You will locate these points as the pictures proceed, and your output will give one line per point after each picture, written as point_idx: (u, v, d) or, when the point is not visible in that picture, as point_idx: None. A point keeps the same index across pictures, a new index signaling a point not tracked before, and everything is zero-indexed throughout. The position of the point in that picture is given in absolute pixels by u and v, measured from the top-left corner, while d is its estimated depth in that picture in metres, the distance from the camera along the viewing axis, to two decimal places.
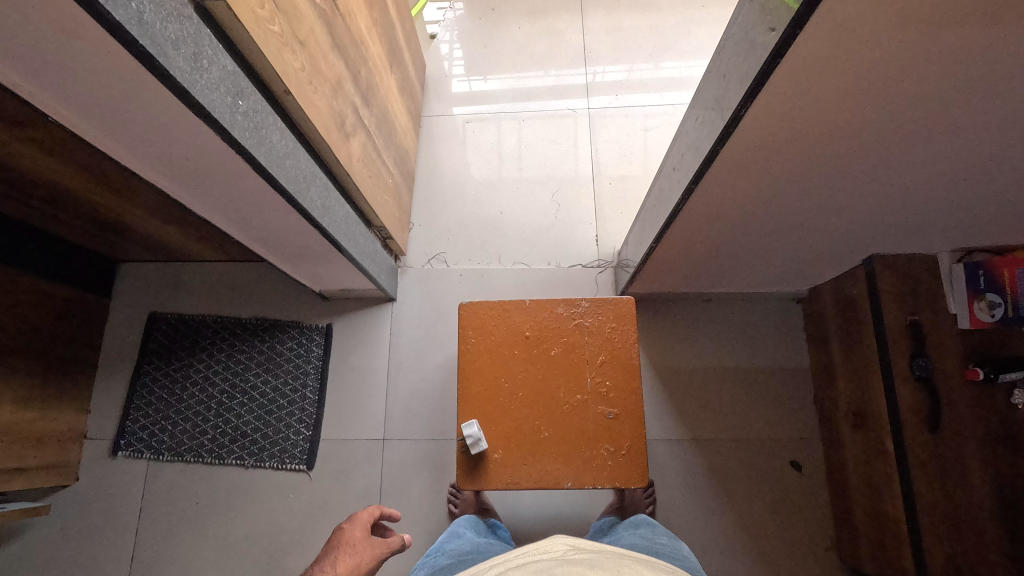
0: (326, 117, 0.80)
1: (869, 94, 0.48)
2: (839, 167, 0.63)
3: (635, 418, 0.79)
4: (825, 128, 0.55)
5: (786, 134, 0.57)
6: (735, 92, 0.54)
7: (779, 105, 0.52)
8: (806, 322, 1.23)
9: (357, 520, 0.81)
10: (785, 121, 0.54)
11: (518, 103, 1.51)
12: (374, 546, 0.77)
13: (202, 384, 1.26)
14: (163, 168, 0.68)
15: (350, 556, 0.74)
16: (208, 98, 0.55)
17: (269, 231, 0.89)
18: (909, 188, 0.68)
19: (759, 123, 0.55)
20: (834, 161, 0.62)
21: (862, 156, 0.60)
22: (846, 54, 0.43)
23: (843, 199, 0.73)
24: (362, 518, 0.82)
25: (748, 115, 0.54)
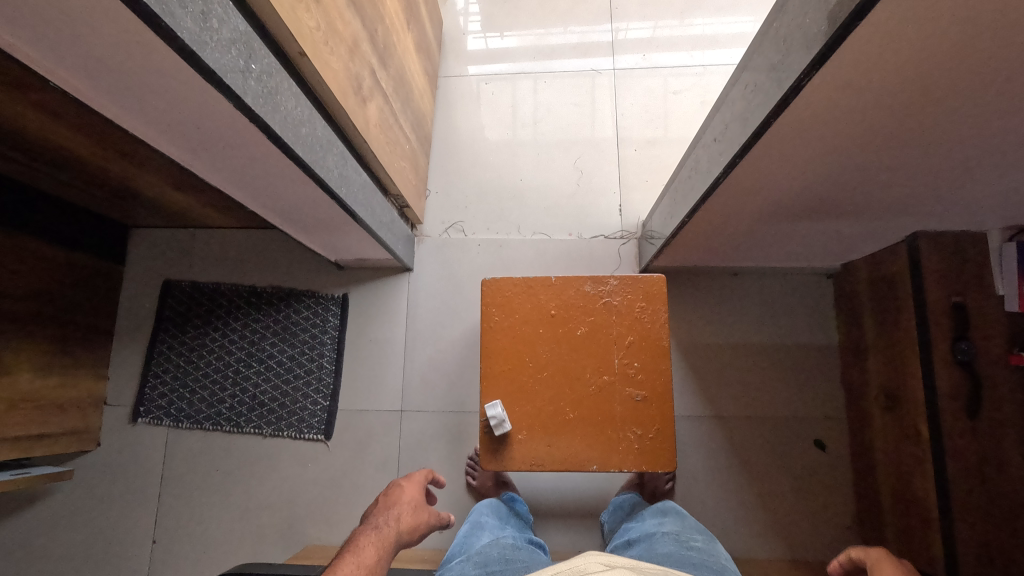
0: (342, 81, 0.75)
1: (957, 62, 0.42)
2: (904, 139, 0.58)
3: (663, 401, 0.77)
4: (898, 98, 0.50)
5: (851, 105, 0.52)
6: (800, 57, 0.48)
7: (850, 73, 0.47)
8: (835, 298, 1.18)
9: (415, 482, 0.86)
10: (853, 90, 0.49)
11: (538, 62, 1.43)
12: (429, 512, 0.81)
13: (219, 352, 1.25)
14: (172, 136, 0.64)
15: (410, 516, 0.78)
16: (220, 62, 0.50)
17: (284, 201, 0.86)
18: (977, 164, 0.63)
19: (823, 93, 0.50)
20: (898, 134, 0.57)
21: (933, 130, 0.55)
22: (941, 15, 0.38)
23: (900, 174, 0.68)
24: (420, 480, 0.86)
25: (812, 83, 0.48)
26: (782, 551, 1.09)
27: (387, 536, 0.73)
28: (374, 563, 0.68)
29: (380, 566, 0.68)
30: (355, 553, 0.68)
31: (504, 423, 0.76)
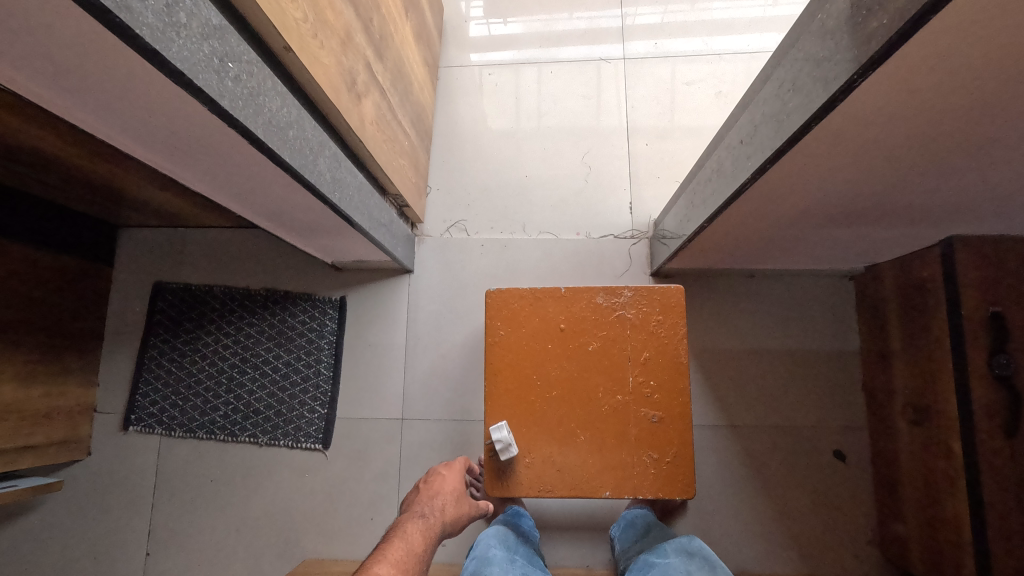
0: (334, 76, 0.69)
1: None
2: (961, 143, 0.52)
3: (681, 423, 0.71)
4: (964, 100, 0.43)
5: (906, 108, 0.45)
6: (852, 53, 0.42)
7: (911, 73, 0.40)
8: (857, 301, 1.12)
9: (452, 471, 0.90)
10: (912, 91, 0.43)
11: (544, 50, 1.36)
12: (467, 503, 0.85)
13: (212, 358, 1.20)
14: (147, 140, 0.58)
15: (451, 507, 0.82)
16: (191, 62, 0.44)
17: (275, 206, 0.80)
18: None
19: (875, 95, 0.44)
20: (954, 138, 0.50)
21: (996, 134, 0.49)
22: None
23: (947, 178, 0.61)
24: (457, 471, 0.91)
25: (865, 84, 0.42)
26: (799, 567, 1.04)
27: (431, 527, 0.77)
28: (422, 550, 0.73)
29: (427, 554, 0.73)
30: (404, 542, 0.73)
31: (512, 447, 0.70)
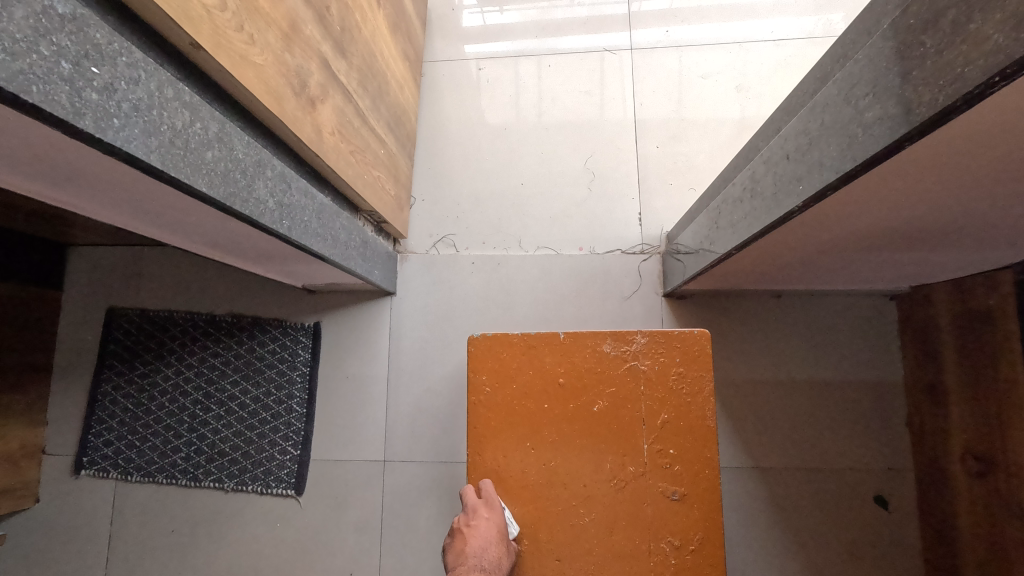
0: (273, 79, 0.55)
1: None
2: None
3: (709, 502, 0.58)
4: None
5: None
6: (987, 40, 0.28)
7: None
8: (900, 325, 0.98)
9: (488, 525, 0.56)
10: None
11: (543, 41, 1.22)
12: (512, 552, 0.57)
13: (172, 393, 1.08)
14: (15, 169, 0.44)
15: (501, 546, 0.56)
16: (15, 69, 0.31)
17: (216, 235, 0.67)
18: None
19: (1014, 105, 0.30)
20: None
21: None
22: None
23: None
24: (494, 530, 0.56)
25: (1005, 90, 0.28)
26: None
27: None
28: None
29: None
30: None
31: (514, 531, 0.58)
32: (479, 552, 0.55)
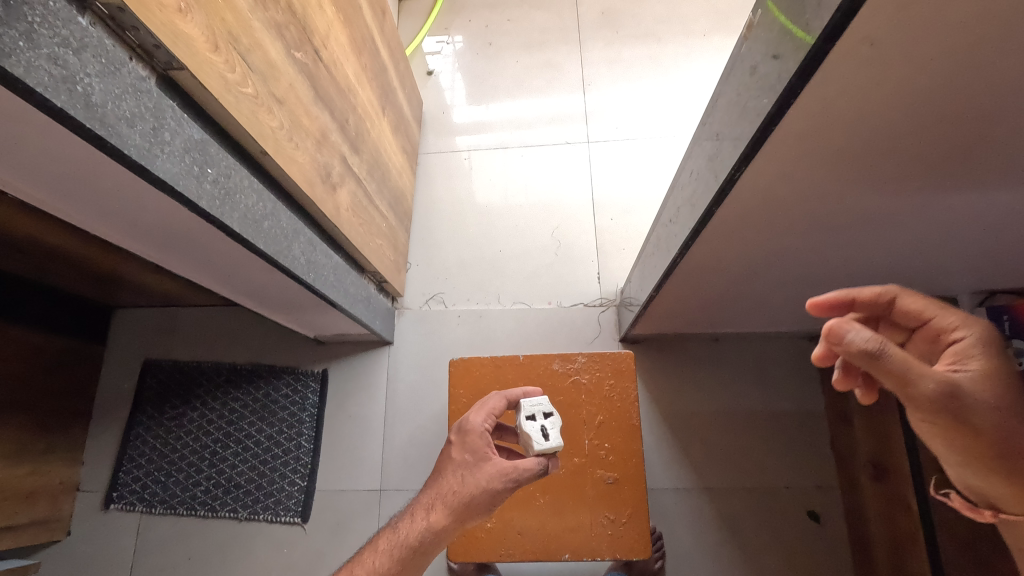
0: (309, 173, 0.78)
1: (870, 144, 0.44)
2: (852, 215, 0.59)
3: (637, 484, 0.75)
4: (827, 179, 0.51)
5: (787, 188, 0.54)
6: (732, 150, 0.51)
7: (777, 158, 0.48)
8: (818, 362, 1.17)
9: (450, 462, 0.66)
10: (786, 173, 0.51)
11: (518, 136, 1.48)
12: (467, 487, 0.62)
13: (197, 433, 1.24)
14: (137, 236, 0.65)
15: (461, 475, 0.64)
16: (171, 171, 0.52)
17: (256, 286, 0.87)
18: (935, 233, 0.64)
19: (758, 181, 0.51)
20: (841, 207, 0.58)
21: (877, 205, 0.56)
22: (840, 105, 0.40)
23: (859, 241, 0.68)
24: (450, 466, 0.66)
25: (744, 176, 0.52)
26: None
27: (414, 532, 0.61)
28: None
29: None
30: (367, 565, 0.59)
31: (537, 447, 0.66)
32: (434, 488, 0.65)
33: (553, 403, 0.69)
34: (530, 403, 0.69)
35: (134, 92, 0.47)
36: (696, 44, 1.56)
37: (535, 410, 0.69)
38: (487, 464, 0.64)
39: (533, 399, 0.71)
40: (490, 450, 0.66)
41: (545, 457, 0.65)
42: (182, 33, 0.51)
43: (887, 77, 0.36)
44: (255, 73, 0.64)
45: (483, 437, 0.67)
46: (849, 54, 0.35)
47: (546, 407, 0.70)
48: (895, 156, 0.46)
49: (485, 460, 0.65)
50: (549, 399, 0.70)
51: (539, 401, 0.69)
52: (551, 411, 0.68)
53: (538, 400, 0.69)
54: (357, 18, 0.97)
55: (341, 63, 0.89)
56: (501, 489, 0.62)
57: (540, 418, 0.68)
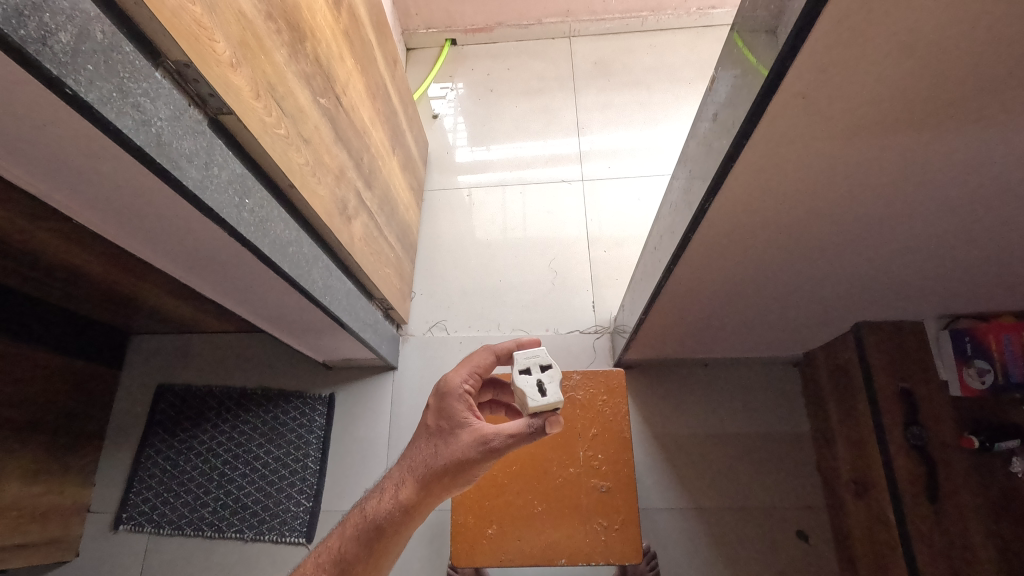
0: (329, 205, 0.86)
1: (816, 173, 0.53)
2: (814, 238, 0.67)
3: (627, 491, 0.83)
4: (786, 204, 0.59)
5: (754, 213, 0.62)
6: (701, 185, 0.61)
7: (741, 187, 0.57)
8: (802, 386, 1.24)
9: (425, 433, 0.71)
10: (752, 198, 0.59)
11: (516, 173, 1.58)
12: (438, 459, 0.67)
13: (207, 455, 1.28)
14: (176, 259, 0.73)
15: (432, 445, 0.69)
16: (217, 199, 0.60)
17: (275, 309, 0.94)
18: (891, 254, 0.71)
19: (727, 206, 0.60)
20: (803, 230, 0.66)
21: (834, 227, 0.64)
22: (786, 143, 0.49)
23: (825, 264, 0.76)
24: (425, 438, 0.70)
25: (713, 205, 0.61)
26: None
27: (382, 506, 0.67)
28: (345, 550, 0.65)
29: (350, 553, 0.65)
30: (340, 536, 0.67)
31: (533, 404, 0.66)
32: (406, 460, 0.70)
33: (550, 356, 0.69)
34: (526, 357, 0.69)
35: (193, 132, 0.56)
36: (682, 90, 1.68)
37: (531, 363, 0.69)
38: (460, 432, 0.68)
39: (529, 352, 0.70)
40: (468, 416, 0.70)
41: (542, 416, 0.65)
42: (233, 83, 0.60)
43: (816, 121, 0.45)
44: (288, 116, 0.73)
45: (461, 404, 0.71)
46: (786, 102, 0.44)
47: (543, 359, 0.70)
48: (833, 181, 0.54)
49: (459, 428, 0.68)
50: (547, 351, 0.69)
51: (535, 354, 0.69)
52: (548, 364, 0.68)
53: (534, 353, 0.69)
54: (372, 68, 1.08)
55: (358, 107, 0.99)
56: (473, 457, 0.65)
57: (537, 372, 0.68)
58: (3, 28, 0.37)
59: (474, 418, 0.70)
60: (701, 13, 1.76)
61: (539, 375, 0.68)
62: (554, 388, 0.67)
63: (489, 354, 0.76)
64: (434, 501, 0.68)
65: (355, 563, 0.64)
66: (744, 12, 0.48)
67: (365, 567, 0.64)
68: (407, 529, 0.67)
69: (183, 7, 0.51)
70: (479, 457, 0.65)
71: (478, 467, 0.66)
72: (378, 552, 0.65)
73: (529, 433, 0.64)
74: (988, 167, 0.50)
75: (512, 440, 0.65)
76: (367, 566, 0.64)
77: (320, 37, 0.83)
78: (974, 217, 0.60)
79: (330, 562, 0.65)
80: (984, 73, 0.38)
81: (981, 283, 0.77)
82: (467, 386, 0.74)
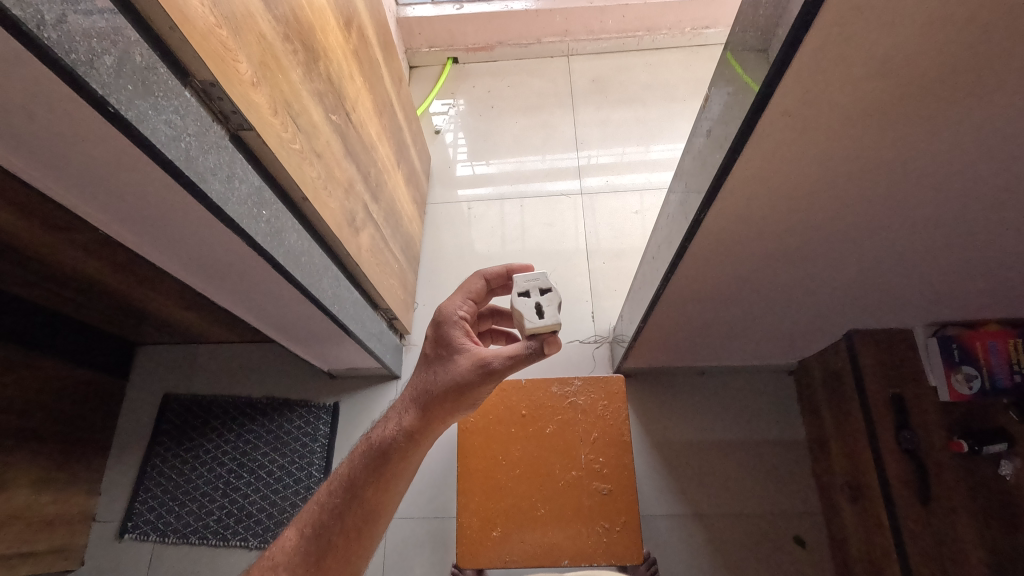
0: (338, 217, 0.89)
1: (803, 184, 0.56)
2: (805, 246, 0.70)
3: (628, 494, 0.87)
4: (776, 214, 0.63)
5: (747, 223, 0.65)
6: (697, 198, 0.64)
7: (733, 199, 0.60)
8: (797, 394, 1.26)
9: (423, 363, 0.76)
10: (743, 209, 0.62)
11: (516, 187, 1.62)
12: (435, 385, 0.72)
13: (211, 464, 1.30)
14: (193, 268, 0.75)
15: (431, 372, 0.74)
16: (237, 211, 0.64)
17: (284, 318, 0.97)
18: (879, 262, 0.74)
19: (722, 215, 0.63)
20: (793, 240, 0.69)
21: (822, 236, 0.67)
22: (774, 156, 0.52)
23: (817, 273, 0.79)
24: (423, 366, 0.75)
25: (708, 216, 0.64)
26: None
27: (386, 433, 0.73)
28: (356, 472, 0.72)
29: (359, 475, 0.72)
30: (350, 461, 0.74)
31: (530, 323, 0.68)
32: (408, 390, 0.76)
33: (549, 279, 0.72)
34: (526, 281, 0.72)
35: (217, 148, 0.60)
36: (677, 106, 1.73)
37: (530, 287, 0.72)
38: (457, 357, 0.73)
39: (529, 276, 0.73)
40: (464, 341, 0.74)
41: (539, 337, 0.68)
42: (254, 101, 0.63)
43: (799, 138, 0.49)
44: (302, 132, 0.76)
45: (457, 331, 0.75)
46: (773, 120, 0.48)
47: (542, 283, 0.72)
48: (821, 193, 0.58)
49: (456, 354, 0.73)
50: (546, 276, 0.72)
51: (535, 278, 0.72)
52: (548, 287, 0.71)
53: (533, 277, 0.72)
54: (379, 85, 1.12)
55: (366, 123, 1.03)
56: (470, 380, 0.70)
57: (535, 295, 0.71)
58: (57, 52, 0.40)
59: (471, 343, 0.75)
60: (695, 32, 1.82)
61: (538, 298, 0.71)
62: (552, 311, 0.70)
63: (481, 279, 0.82)
64: (438, 424, 0.73)
65: (365, 484, 0.71)
66: (737, 34, 0.51)
67: (375, 487, 0.71)
68: (414, 452, 0.73)
69: (209, 30, 0.55)
70: (477, 380, 0.70)
71: (477, 388, 0.70)
72: (387, 473, 0.72)
73: (526, 354, 0.67)
74: (967, 177, 0.53)
75: (508, 360, 0.68)
76: (376, 486, 0.71)
77: (332, 56, 0.87)
78: (956, 226, 0.63)
79: (343, 486, 0.72)
80: (954, 90, 0.41)
81: (968, 292, 0.81)
82: (462, 313, 0.78)
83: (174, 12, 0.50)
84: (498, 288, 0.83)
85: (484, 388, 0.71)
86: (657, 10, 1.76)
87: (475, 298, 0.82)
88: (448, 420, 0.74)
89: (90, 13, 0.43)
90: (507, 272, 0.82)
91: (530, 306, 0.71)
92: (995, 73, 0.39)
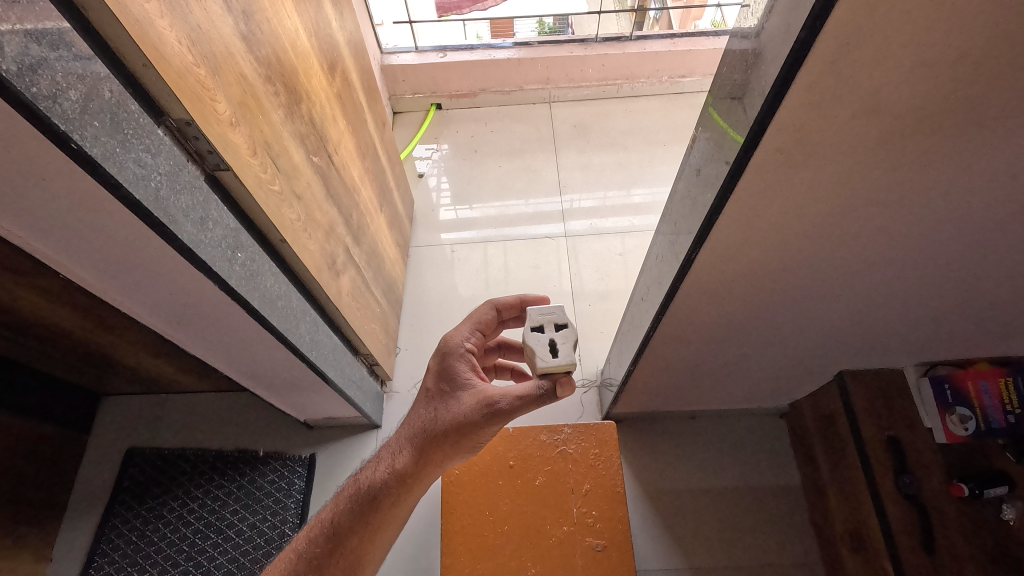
0: (319, 259, 0.85)
1: (794, 227, 0.55)
2: (796, 288, 0.69)
3: (623, 550, 0.82)
4: (766, 255, 0.62)
5: (737, 266, 0.64)
6: (686, 239, 0.62)
7: (722, 243, 0.59)
8: (790, 437, 1.24)
9: (423, 397, 0.72)
10: (733, 253, 0.61)
11: (499, 230, 1.62)
12: (436, 424, 0.68)
13: (176, 524, 1.21)
14: (161, 313, 0.71)
15: (432, 410, 0.70)
16: (209, 254, 0.61)
17: (259, 365, 0.92)
18: (870, 303, 0.74)
19: (712, 257, 0.62)
20: (784, 282, 0.68)
21: (813, 278, 0.67)
22: (758, 200, 0.52)
23: (810, 315, 0.78)
24: (424, 401, 0.72)
25: (698, 257, 0.62)
26: None
27: (376, 475, 0.69)
28: (338, 519, 0.67)
29: (342, 522, 0.67)
30: (332, 505, 0.69)
31: (541, 364, 0.65)
32: (404, 427, 0.72)
33: (566, 315, 0.68)
34: (540, 315, 0.68)
35: (190, 189, 0.58)
36: (656, 151, 1.77)
37: (545, 321, 0.68)
38: (461, 394, 0.69)
39: (544, 310, 0.69)
40: (471, 377, 0.71)
41: (551, 377, 0.64)
42: (231, 141, 0.61)
43: (784, 180, 0.48)
44: (282, 173, 0.74)
45: (462, 365, 0.73)
46: (761, 167, 0.47)
47: (557, 318, 0.69)
48: (812, 234, 0.57)
49: (460, 391, 0.70)
50: (562, 311, 0.68)
51: (550, 312, 0.68)
52: (564, 323, 0.67)
53: (548, 311, 0.68)
54: (362, 129, 1.12)
55: (348, 165, 1.01)
56: (473, 419, 0.66)
57: (550, 331, 0.67)
58: (17, 85, 0.39)
59: (476, 379, 0.72)
60: (672, 81, 1.88)
61: (552, 334, 0.67)
62: (567, 350, 0.66)
63: (492, 309, 0.79)
64: (433, 467, 0.69)
65: (349, 534, 0.66)
66: (717, 80, 0.51)
67: (359, 537, 0.67)
68: (403, 498, 0.69)
69: (186, 68, 0.53)
70: (482, 420, 0.66)
71: (480, 429, 0.67)
72: (374, 521, 0.67)
73: (537, 395, 0.64)
74: (955, 216, 0.52)
75: (519, 402, 0.65)
76: (361, 536, 0.67)
77: (314, 99, 0.86)
78: (949, 264, 0.62)
79: (323, 534, 0.67)
80: (941, 130, 0.41)
81: (959, 332, 0.80)
82: (469, 345, 0.76)
83: (148, 49, 0.48)
84: (508, 320, 0.81)
85: (488, 429, 0.67)
86: (635, 60, 1.82)
87: (483, 329, 0.79)
88: (444, 464, 0.70)
89: (58, 48, 0.42)
90: (519, 303, 0.79)
91: (544, 342, 0.66)
92: (983, 111, 0.39)
